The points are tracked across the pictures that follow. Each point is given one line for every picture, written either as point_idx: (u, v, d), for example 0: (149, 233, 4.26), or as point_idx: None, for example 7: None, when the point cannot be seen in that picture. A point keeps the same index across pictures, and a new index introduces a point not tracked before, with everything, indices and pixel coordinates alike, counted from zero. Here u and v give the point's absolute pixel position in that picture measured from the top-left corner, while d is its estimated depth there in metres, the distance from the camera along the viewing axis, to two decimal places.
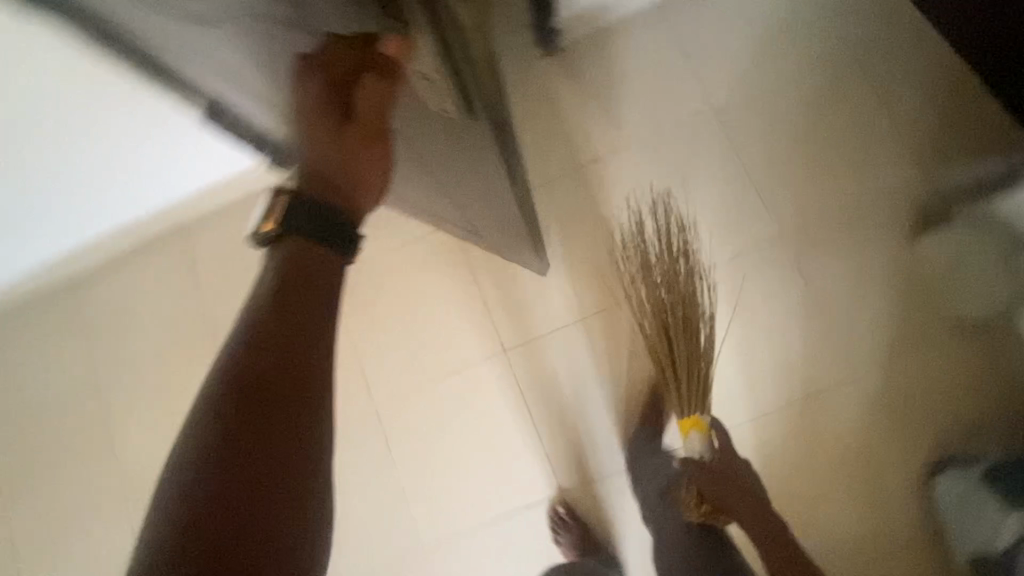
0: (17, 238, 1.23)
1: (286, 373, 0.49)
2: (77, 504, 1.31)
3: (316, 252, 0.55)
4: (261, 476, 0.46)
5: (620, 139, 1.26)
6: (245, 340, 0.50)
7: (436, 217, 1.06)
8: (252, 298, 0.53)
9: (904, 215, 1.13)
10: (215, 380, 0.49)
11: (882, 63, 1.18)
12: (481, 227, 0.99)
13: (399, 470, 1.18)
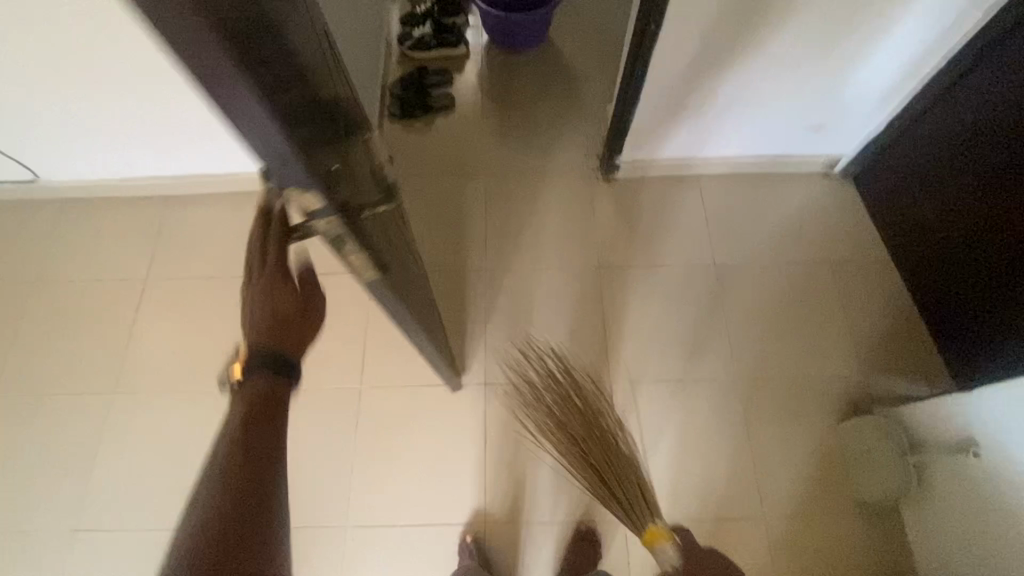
0: (131, 138, 1.48)
1: (257, 489, 0.54)
2: (67, 381, 1.44)
3: (270, 389, 0.60)
4: None
5: (640, 256, 1.57)
6: (226, 462, 0.54)
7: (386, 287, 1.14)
8: (224, 432, 0.57)
9: (837, 399, 1.37)
10: (197, 503, 0.52)
11: (850, 280, 1.50)
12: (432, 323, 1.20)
13: (363, 453, 1.36)
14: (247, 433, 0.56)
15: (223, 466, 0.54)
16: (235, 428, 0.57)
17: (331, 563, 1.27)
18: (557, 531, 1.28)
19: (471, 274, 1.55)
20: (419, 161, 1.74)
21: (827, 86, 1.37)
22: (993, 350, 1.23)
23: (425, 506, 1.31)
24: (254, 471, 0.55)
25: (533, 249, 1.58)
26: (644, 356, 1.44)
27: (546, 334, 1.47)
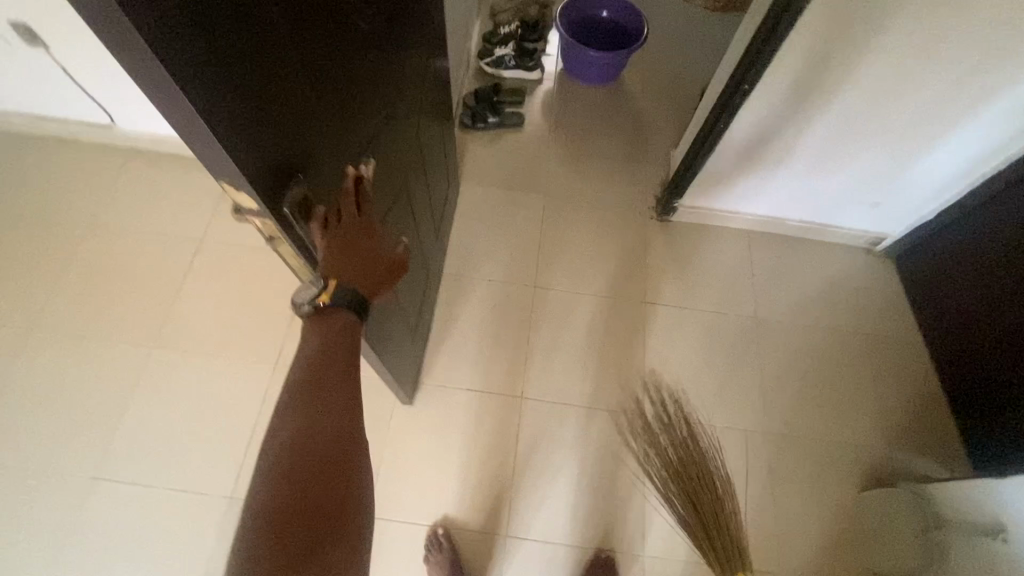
0: None
1: (335, 395, 0.66)
2: (110, 325, 1.44)
3: (346, 322, 0.72)
4: (334, 476, 0.61)
5: (683, 298, 1.63)
6: (308, 372, 0.66)
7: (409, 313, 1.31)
8: (306, 350, 0.69)
9: (860, 468, 1.40)
10: (288, 400, 0.64)
11: (883, 354, 1.55)
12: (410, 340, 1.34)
13: (396, 445, 1.39)
14: (323, 354, 0.68)
15: (310, 374, 0.66)
16: (318, 346, 0.69)
17: None
18: (548, 550, 1.30)
19: (521, 290, 1.61)
20: (484, 173, 1.79)
21: (888, 167, 1.45)
22: (1015, 442, 1.27)
23: (447, 509, 1.33)
24: (343, 385, 0.68)
25: (583, 276, 1.64)
26: (677, 396, 1.48)
27: (586, 358, 1.52)
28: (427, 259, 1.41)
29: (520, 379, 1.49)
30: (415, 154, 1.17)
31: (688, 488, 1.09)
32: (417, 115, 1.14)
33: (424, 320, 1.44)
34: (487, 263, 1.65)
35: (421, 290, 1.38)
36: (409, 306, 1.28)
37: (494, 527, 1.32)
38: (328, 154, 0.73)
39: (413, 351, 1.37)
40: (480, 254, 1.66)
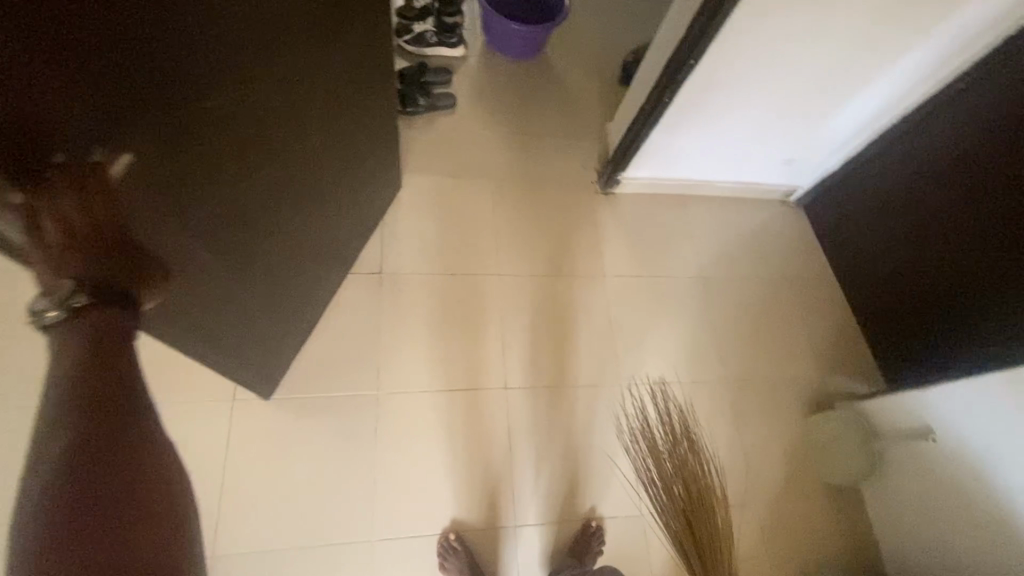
0: None
1: (118, 404, 0.50)
2: None
3: (106, 323, 0.55)
4: (150, 494, 0.48)
5: (637, 266, 1.69)
6: (70, 387, 0.49)
7: (283, 306, 1.18)
8: (56, 365, 0.51)
9: (805, 397, 1.59)
10: (50, 424, 0.47)
11: (809, 293, 1.75)
12: (281, 327, 1.22)
13: (384, 460, 1.32)
14: (82, 364, 0.51)
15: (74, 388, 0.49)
16: (77, 356, 0.51)
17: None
18: (547, 532, 1.33)
19: (480, 281, 1.57)
20: (421, 161, 1.70)
21: (803, 124, 1.58)
22: (931, 360, 1.50)
23: (453, 513, 1.31)
24: (128, 388, 0.52)
25: (540, 259, 1.64)
26: (645, 360, 1.56)
27: (556, 337, 1.54)
28: (322, 250, 1.26)
29: (496, 371, 1.47)
30: (311, 141, 0.97)
31: (685, 502, 1.14)
32: (323, 100, 0.96)
33: (307, 310, 1.32)
34: (442, 255, 1.58)
35: (301, 282, 1.22)
36: (285, 294, 1.16)
37: (494, 522, 1.32)
38: (72, 131, 0.54)
39: (281, 341, 1.25)
40: (432, 248, 1.58)
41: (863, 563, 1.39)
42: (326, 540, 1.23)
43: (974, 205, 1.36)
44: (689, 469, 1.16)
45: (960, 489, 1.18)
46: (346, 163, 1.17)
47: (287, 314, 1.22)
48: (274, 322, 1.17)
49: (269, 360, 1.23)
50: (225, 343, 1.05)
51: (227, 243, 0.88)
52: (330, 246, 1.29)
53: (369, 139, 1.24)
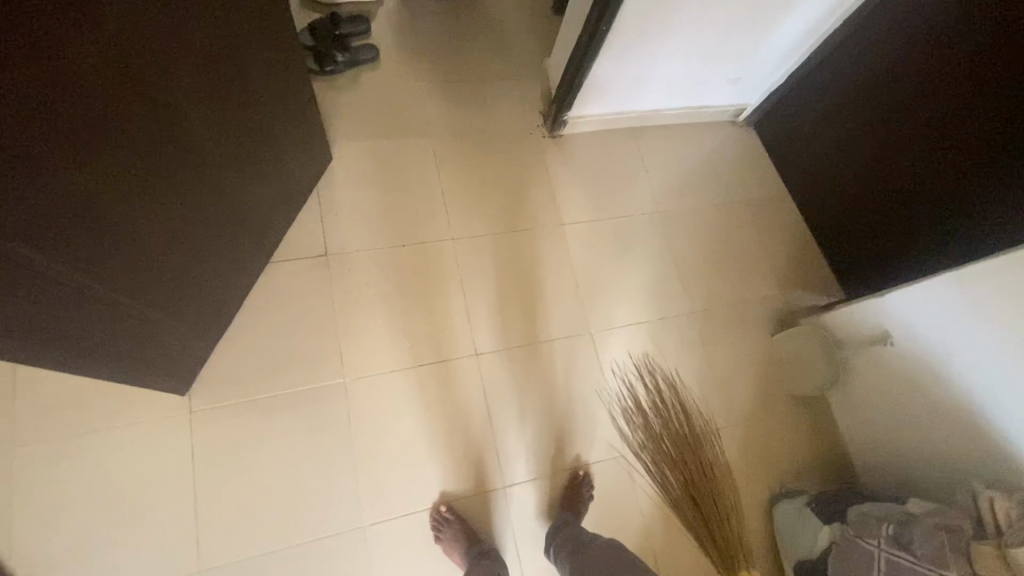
0: None
1: None
2: None
3: None
4: None
5: (594, 210, 1.64)
6: None
7: (182, 300, 1.10)
8: None
9: (771, 317, 1.62)
10: None
11: (765, 213, 1.75)
12: (184, 321, 1.14)
13: (362, 446, 1.29)
14: None
15: None
16: None
17: (349, 566, 1.21)
18: (536, 487, 1.35)
19: (434, 248, 1.49)
20: (352, 127, 1.56)
21: (746, 39, 1.51)
22: (884, 266, 1.54)
23: (442, 485, 1.31)
24: None
25: (492, 216, 1.56)
26: (613, 304, 1.55)
27: (521, 295, 1.50)
28: (229, 232, 1.17)
29: (463, 339, 1.43)
30: (178, 117, 0.88)
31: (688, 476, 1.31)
32: (183, 70, 0.85)
33: (219, 296, 1.23)
34: (389, 226, 1.49)
35: (206, 269, 1.14)
36: (181, 287, 1.08)
37: (483, 488, 1.32)
38: None
39: (188, 333, 1.17)
40: (378, 220, 1.49)
41: (835, 465, 1.47)
42: (314, 535, 1.21)
43: (909, 103, 1.37)
44: (679, 436, 1.36)
45: (917, 386, 1.24)
46: (234, 140, 1.07)
47: (191, 306, 1.14)
48: (176, 317, 1.10)
49: (172, 355, 1.16)
50: (105, 345, 0.98)
51: (97, 243, 0.81)
52: (235, 231, 1.20)
53: (261, 116, 1.14)
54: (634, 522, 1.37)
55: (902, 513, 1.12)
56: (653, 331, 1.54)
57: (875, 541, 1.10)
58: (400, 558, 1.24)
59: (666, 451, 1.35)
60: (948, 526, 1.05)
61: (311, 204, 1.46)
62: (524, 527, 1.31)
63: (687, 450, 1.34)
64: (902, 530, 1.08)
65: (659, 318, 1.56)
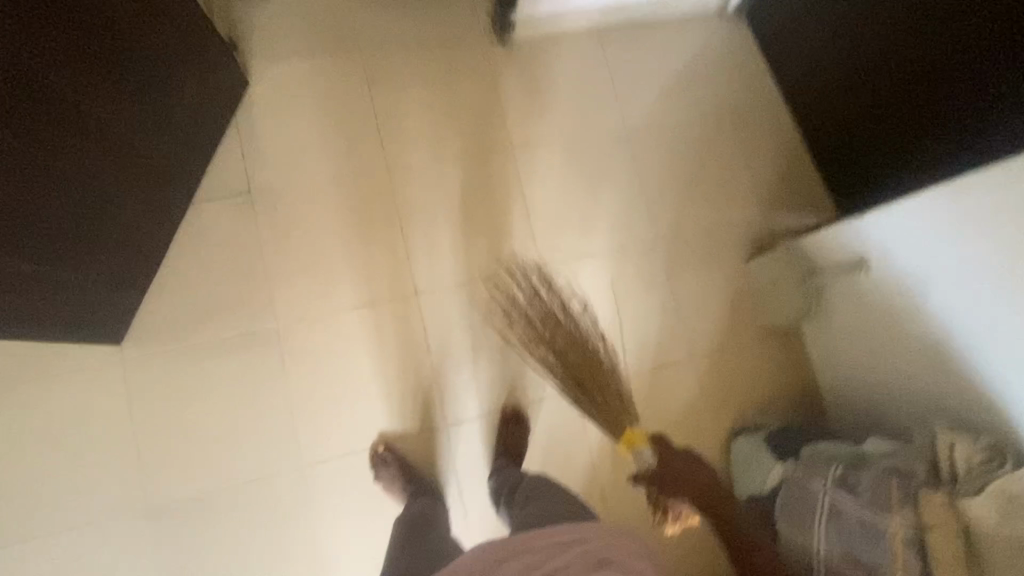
0: None
1: None
2: None
3: None
4: None
5: (549, 130, 1.47)
6: None
7: (100, 256, 1.05)
8: None
9: (748, 242, 1.47)
10: None
11: (752, 124, 1.53)
12: (107, 274, 1.09)
13: (299, 391, 1.27)
14: None
15: None
16: None
17: (294, 505, 1.24)
18: (480, 427, 1.32)
19: (367, 181, 1.37)
20: (272, 47, 1.40)
21: None
22: (877, 182, 1.35)
23: (382, 427, 1.29)
24: None
25: (435, 143, 1.41)
26: (568, 236, 1.42)
27: (464, 229, 1.39)
28: (140, 181, 1.08)
29: (404, 279, 1.35)
30: (36, 74, 0.76)
31: (567, 362, 1.13)
32: (20, 20, 0.70)
33: (140, 245, 1.17)
34: (319, 158, 1.37)
35: (122, 221, 1.08)
36: (98, 247, 1.03)
37: (424, 429, 1.31)
38: None
39: (114, 288, 1.13)
40: (306, 153, 1.37)
41: (801, 400, 1.38)
42: (256, 477, 1.23)
43: None
44: (551, 317, 1.16)
45: (896, 321, 1.11)
46: (124, 86, 0.94)
47: (112, 259, 1.09)
48: (96, 273, 1.06)
49: (101, 310, 1.13)
50: (23, 314, 0.94)
51: None
52: (148, 179, 1.11)
53: (158, 52, 1.00)
54: (583, 462, 1.34)
55: (857, 455, 1.04)
56: (613, 264, 1.42)
57: (821, 482, 1.04)
58: (341, 497, 1.26)
59: (538, 331, 1.17)
60: (900, 470, 0.96)
61: (233, 137, 1.35)
62: (467, 464, 1.31)
63: (553, 325, 1.15)
64: (851, 473, 1.01)
65: (621, 251, 1.43)
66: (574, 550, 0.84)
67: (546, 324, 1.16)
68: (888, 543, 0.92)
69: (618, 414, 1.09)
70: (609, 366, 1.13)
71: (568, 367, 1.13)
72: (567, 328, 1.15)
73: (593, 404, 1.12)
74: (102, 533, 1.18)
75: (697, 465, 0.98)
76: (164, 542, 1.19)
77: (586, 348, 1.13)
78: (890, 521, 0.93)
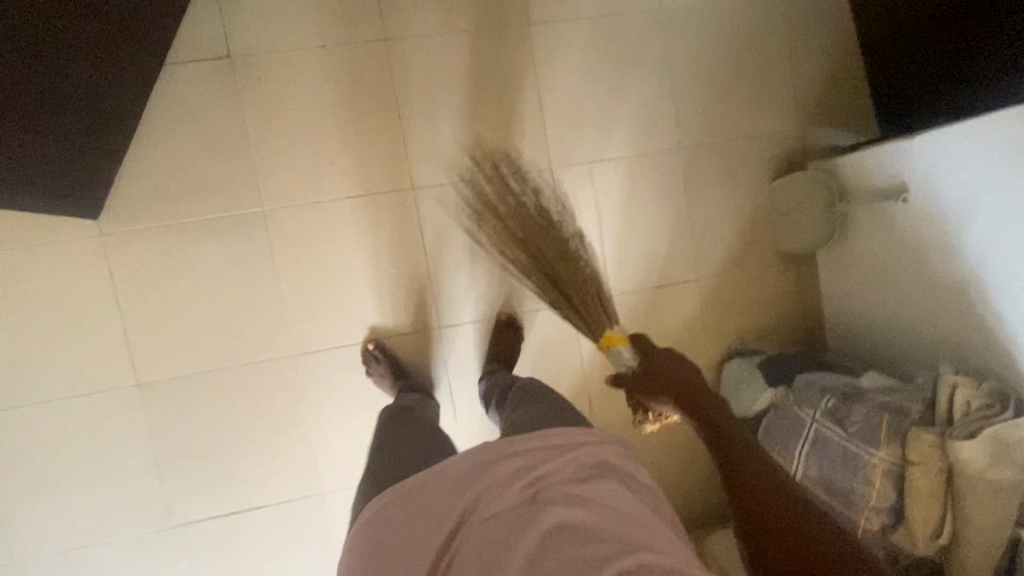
0: None
1: None
2: None
3: None
4: None
5: (570, 8, 1.28)
6: None
7: (70, 122, 0.92)
8: None
9: (776, 158, 1.35)
10: None
11: (801, 20, 1.34)
12: (77, 144, 0.98)
13: (289, 282, 1.23)
14: None
15: None
16: None
17: (286, 394, 1.24)
18: (473, 331, 1.30)
19: (360, 54, 1.22)
20: None
21: None
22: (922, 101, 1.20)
23: (375, 324, 1.27)
24: None
25: (439, 13, 1.24)
26: (581, 136, 1.30)
27: (467, 119, 1.26)
28: (118, 39, 0.93)
29: (400, 170, 1.25)
30: None
31: (541, 262, 1.07)
32: None
33: (113, 112, 1.04)
34: (307, 23, 1.20)
35: (97, 84, 0.94)
36: (69, 112, 0.90)
37: (418, 329, 1.29)
38: None
39: (82, 158, 1.01)
40: (291, 15, 1.20)
41: (803, 327, 1.35)
42: (247, 365, 1.22)
43: None
44: (524, 216, 1.08)
45: (923, 257, 1.06)
46: None
47: (82, 126, 0.97)
48: (65, 141, 0.94)
49: (73, 183, 1.04)
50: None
51: None
52: (126, 36, 0.96)
53: None
54: (575, 372, 1.35)
55: (854, 388, 1.04)
56: (627, 172, 1.31)
57: (810, 412, 1.03)
58: (333, 389, 1.26)
59: (512, 229, 1.09)
60: (893, 407, 0.97)
61: None
62: (459, 366, 1.30)
63: (530, 225, 1.08)
64: (842, 404, 1.01)
65: (637, 158, 1.31)
66: (575, 451, 0.81)
67: (523, 223, 1.08)
68: (862, 474, 0.95)
69: (597, 317, 1.02)
70: (589, 267, 1.07)
71: (544, 266, 1.06)
72: (547, 228, 1.08)
73: (570, 308, 1.06)
74: (92, 410, 1.18)
75: (684, 365, 0.88)
76: (158, 425, 1.20)
77: (563, 248, 1.07)
78: (872, 454, 0.95)
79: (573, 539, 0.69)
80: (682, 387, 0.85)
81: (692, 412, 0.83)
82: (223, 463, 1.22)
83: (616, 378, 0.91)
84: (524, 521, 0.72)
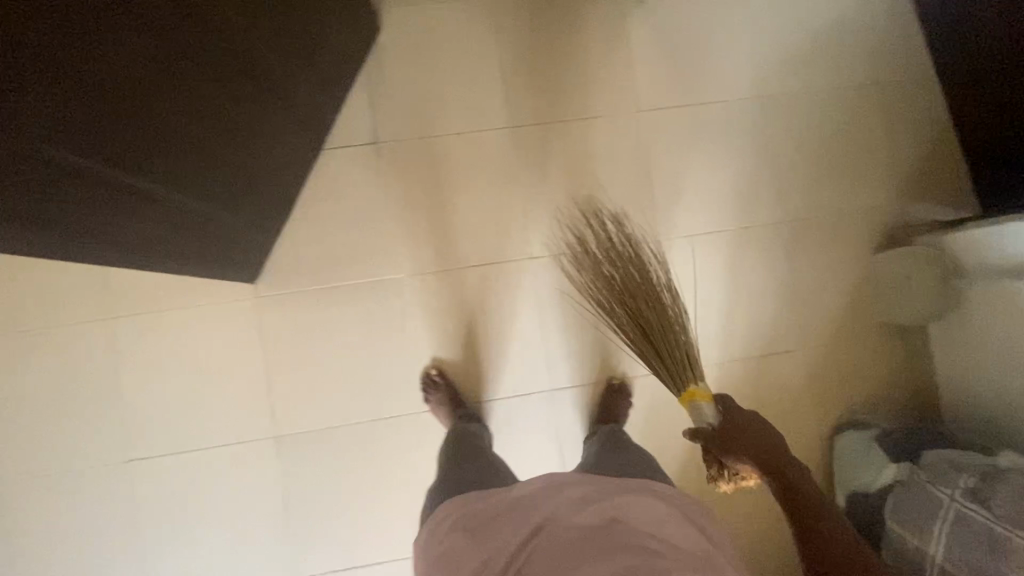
0: None
1: None
2: (59, 318, 1.26)
3: None
4: None
5: (678, 96, 1.40)
6: None
7: (260, 200, 1.06)
8: None
9: (878, 228, 1.40)
10: None
11: (898, 103, 1.42)
12: (259, 220, 1.12)
13: (416, 343, 1.32)
14: None
15: None
16: None
17: (407, 451, 1.30)
18: (583, 394, 1.35)
19: (489, 138, 1.36)
20: None
21: None
22: None
23: (492, 384, 1.34)
24: None
25: (560, 102, 1.38)
26: (688, 210, 1.38)
27: (583, 195, 1.36)
28: (299, 127, 1.08)
29: (516, 242, 1.35)
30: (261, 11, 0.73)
31: (640, 321, 1.10)
32: None
33: (284, 190, 1.18)
34: (445, 112, 1.35)
35: (282, 166, 1.09)
36: (263, 189, 1.05)
37: (531, 390, 1.34)
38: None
39: (262, 230, 1.16)
40: (432, 105, 1.35)
41: (913, 400, 1.35)
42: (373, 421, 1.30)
43: None
44: (627, 269, 1.12)
45: None
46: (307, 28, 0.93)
47: (265, 204, 1.11)
48: (255, 217, 1.08)
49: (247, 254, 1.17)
50: (206, 251, 0.98)
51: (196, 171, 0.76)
52: (304, 125, 1.11)
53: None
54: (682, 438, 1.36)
55: (992, 466, 1.04)
56: (733, 243, 1.37)
57: (949, 492, 1.04)
58: None
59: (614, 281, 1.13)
60: None
61: (361, 85, 1.34)
62: (568, 428, 1.34)
63: (634, 284, 1.11)
64: (985, 482, 1.01)
65: (742, 231, 1.38)
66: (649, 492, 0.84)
67: (627, 279, 1.12)
68: (1010, 558, 0.91)
69: (682, 367, 1.06)
70: (685, 337, 1.09)
71: (640, 317, 1.09)
72: (648, 287, 1.10)
73: (656, 360, 1.09)
74: (234, 457, 1.27)
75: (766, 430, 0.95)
76: (290, 479, 1.27)
77: (659, 304, 1.10)
78: (1016, 535, 0.92)
79: (649, 557, 0.72)
80: (765, 453, 0.93)
81: (772, 477, 0.91)
82: (344, 515, 1.28)
83: (695, 431, 0.97)
84: (603, 534, 0.75)
